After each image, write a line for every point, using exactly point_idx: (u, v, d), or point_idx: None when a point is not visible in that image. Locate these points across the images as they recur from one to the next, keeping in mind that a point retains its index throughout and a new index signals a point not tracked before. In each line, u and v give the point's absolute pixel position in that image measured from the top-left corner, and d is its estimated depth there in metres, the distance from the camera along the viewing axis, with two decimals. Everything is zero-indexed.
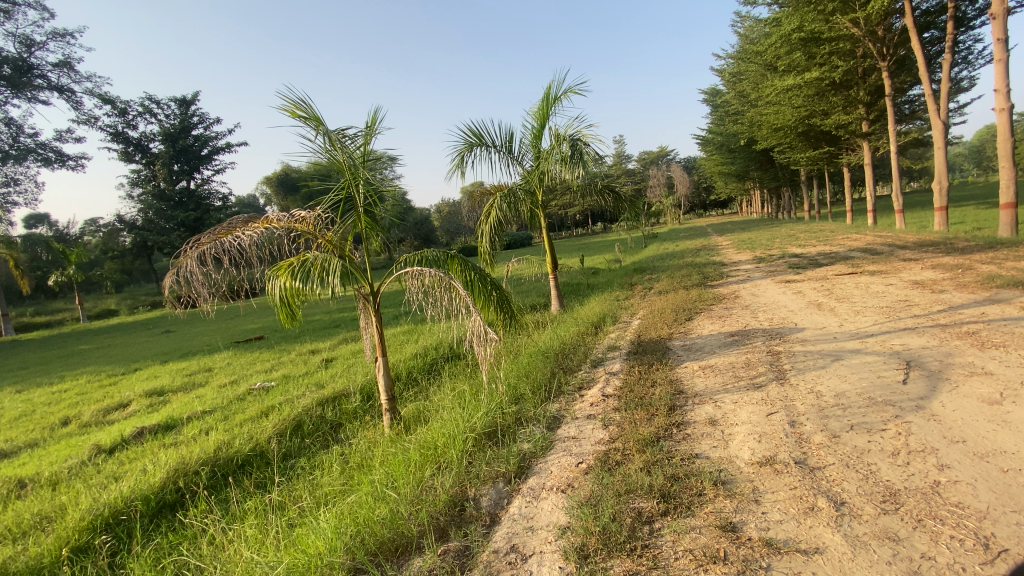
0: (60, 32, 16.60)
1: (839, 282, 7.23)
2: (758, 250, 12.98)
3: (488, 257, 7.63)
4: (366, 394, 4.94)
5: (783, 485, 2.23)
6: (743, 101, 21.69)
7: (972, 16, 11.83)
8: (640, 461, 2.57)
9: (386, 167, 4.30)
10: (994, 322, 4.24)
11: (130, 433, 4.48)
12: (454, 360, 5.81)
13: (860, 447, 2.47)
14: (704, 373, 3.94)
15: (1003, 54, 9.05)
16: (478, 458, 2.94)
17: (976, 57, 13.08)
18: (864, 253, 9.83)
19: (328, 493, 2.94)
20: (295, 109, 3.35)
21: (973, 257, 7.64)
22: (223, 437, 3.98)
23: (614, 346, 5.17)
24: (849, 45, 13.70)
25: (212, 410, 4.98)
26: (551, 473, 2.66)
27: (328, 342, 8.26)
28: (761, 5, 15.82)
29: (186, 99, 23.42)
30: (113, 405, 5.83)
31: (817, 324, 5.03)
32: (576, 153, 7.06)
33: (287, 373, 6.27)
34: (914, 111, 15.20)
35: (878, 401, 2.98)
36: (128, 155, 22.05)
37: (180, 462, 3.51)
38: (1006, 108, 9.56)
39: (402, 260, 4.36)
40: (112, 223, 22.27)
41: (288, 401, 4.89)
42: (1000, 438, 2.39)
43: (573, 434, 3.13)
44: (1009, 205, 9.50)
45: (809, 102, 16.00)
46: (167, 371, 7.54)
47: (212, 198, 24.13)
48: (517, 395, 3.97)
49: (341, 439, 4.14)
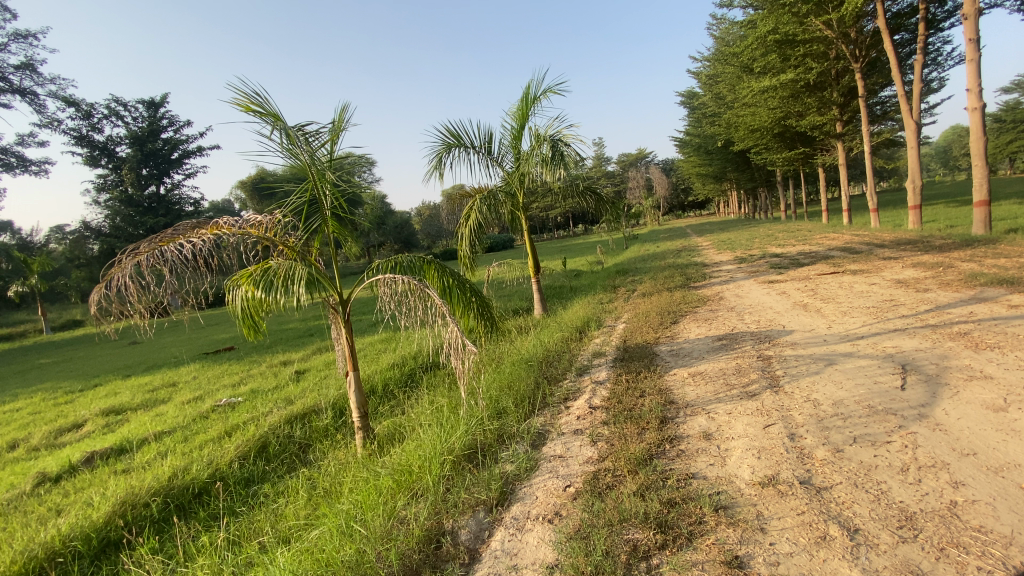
0: (24, 32, 15.89)
1: (822, 282, 7.19)
2: (738, 250, 13.04)
3: (468, 261, 7.36)
4: (339, 409, 4.66)
5: (789, 510, 2.04)
6: (719, 104, 21.83)
7: (942, 19, 12.05)
8: (633, 485, 2.36)
9: (358, 167, 4.04)
10: (985, 322, 4.15)
11: (80, 458, 4.11)
12: (433, 370, 5.57)
13: (866, 463, 2.30)
14: (694, 381, 3.76)
15: (974, 54, 9.18)
16: (457, 483, 2.68)
17: (946, 58, 13.35)
18: (843, 252, 9.87)
19: (292, 526, 2.66)
20: (248, 103, 3.04)
21: (951, 254, 7.68)
22: (179, 462, 3.67)
23: (600, 352, 4.97)
24: (822, 47, 13.85)
25: (172, 430, 4.62)
26: (536, 499, 2.43)
27: (301, 352, 7.90)
28: (737, 8, 15.91)
29: (155, 102, 22.70)
30: (67, 426, 5.42)
31: (805, 326, 4.92)
32: (557, 154, 6.86)
33: (255, 388, 5.90)
34: (886, 112, 15.48)
35: (879, 410, 2.83)
36: (93, 159, 21.25)
37: (128, 493, 3.19)
38: (978, 107, 9.71)
39: (375, 265, 4.06)
40: (78, 230, 21.38)
41: (255, 419, 4.57)
42: (1011, 449, 2.26)
43: (559, 452, 2.91)
44: (982, 203, 9.62)
45: (784, 104, 16.14)
46: (127, 387, 7.07)
47: (184, 203, 23.49)
48: (499, 409, 3.72)
49: (309, 461, 3.85)
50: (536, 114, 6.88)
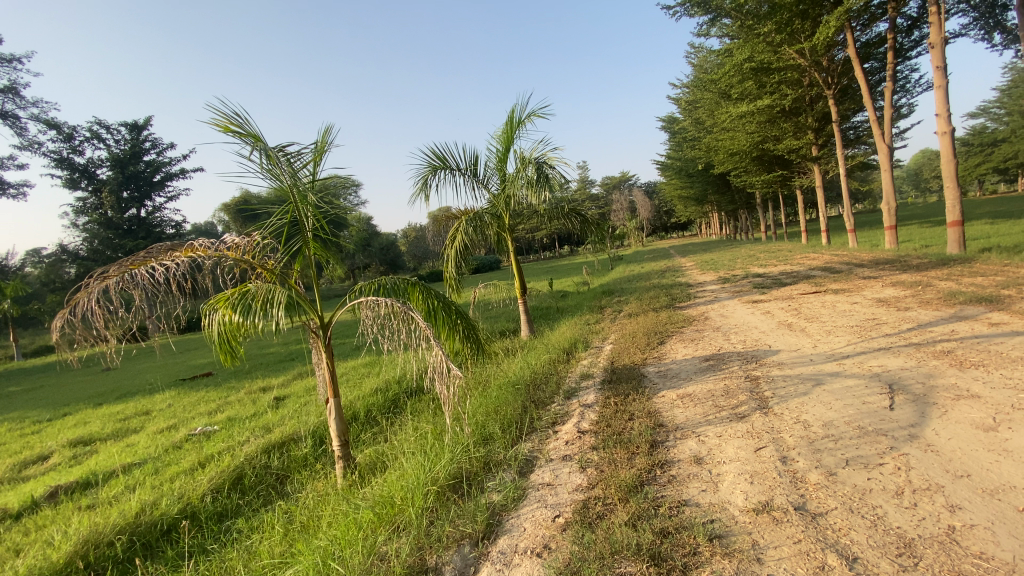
0: (7, 56, 15.77)
1: (805, 301, 7.24)
2: (721, 270, 13.19)
3: (453, 282, 7.28)
4: (318, 438, 4.49)
5: (784, 538, 1.98)
6: (699, 128, 22.35)
7: (909, 47, 12.56)
8: (625, 514, 2.27)
9: (342, 189, 4.01)
10: (967, 340, 4.20)
11: (42, 493, 3.88)
12: (418, 395, 5.43)
13: (860, 487, 2.25)
14: (683, 403, 3.71)
15: (942, 81, 9.55)
16: (442, 516, 2.56)
17: (914, 85, 13.92)
18: (824, 272, 10.02)
19: (266, 565, 2.51)
20: (227, 124, 2.98)
21: (929, 273, 7.82)
22: (149, 496, 3.49)
23: (587, 374, 4.91)
24: (796, 74, 14.34)
25: (142, 462, 4.42)
26: (524, 531, 2.33)
27: (281, 378, 7.68)
28: (715, 37, 16.41)
29: (138, 124, 22.54)
30: (31, 458, 5.14)
31: (791, 346, 4.91)
32: (542, 177, 6.90)
33: (232, 416, 5.68)
34: (859, 136, 15.99)
35: (869, 431, 2.80)
36: (73, 182, 20.92)
37: (90, 531, 2.99)
38: (948, 131, 10.04)
39: (357, 287, 3.95)
40: (55, 253, 20.88)
41: (230, 448, 4.39)
42: (1004, 470, 2.23)
43: (548, 480, 2.81)
44: (956, 224, 9.89)
45: (761, 128, 16.60)
46: (98, 416, 6.77)
47: (165, 225, 23.17)
48: (485, 434, 3.63)
49: (286, 494, 3.68)
50: (520, 137, 6.92)
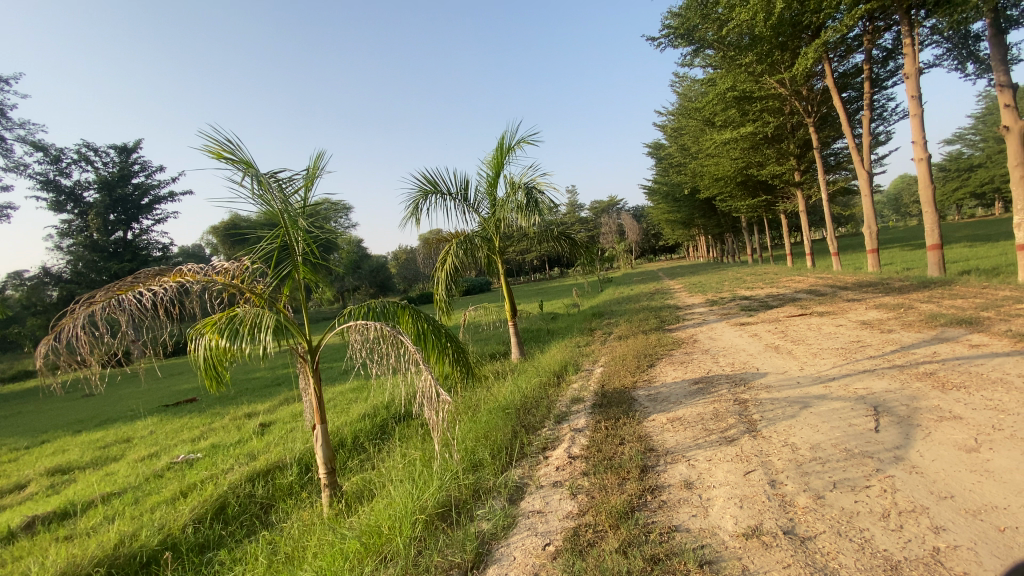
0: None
1: (792, 324, 7.34)
2: (709, 293, 13.34)
3: (444, 305, 7.28)
4: (304, 465, 4.42)
5: (774, 563, 1.98)
6: (685, 154, 22.86)
7: (885, 78, 13.09)
8: (616, 541, 2.26)
9: (334, 214, 4.04)
10: (949, 362, 4.28)
11: (17, 524, 3.75)
12: (406, 421, 5.37)
13: (848, 510, 2.27)
14: (673, 427, 3.71)
15: (917, 109, 9.93)
16: (430, 545, 2.53)
17: (890, 113, 14.45)
18: (809, 294, 10.18)
19: None
20: (220, 150, 3.02)
21: (911, 296, 7.98)
22: (128, 527, 3.39)
23: (578, 398, 4.89)
24: (777, 103, 14.84)
25: (122, 491, 4.29)
26: (514, 560, 2.30)
27: (267, 404, 7.55)
28: (698, 67, 16.98)
29: (127, 147, 22.52)
30: (6, 488, 4.98)
31: (778, 369, 4.96)
32: (531, 202, 7.01)
33: (216, 443, 5.56)
34: (840, 162, 16.46)
35: (855, 453, 2.83)
36: (59, 204, 20.73)
37: (68, 563, 2.90)
38: (924, 157, 10.39)
39: (347, 311, 3.94)
40: (37, 276, 20.51)
41: (213, 477, 4.30)
42: (987, 491, 2.26)
43: (538, 508, 2.78)
44: (936, 247, 10.13)
45: (745, 154, 17.04)
46: (76, 444, 6.58)
47: (152, 248, 22.95)
48: (475, 461, 3.59)
49: (270, 523, 3.60)
50: (510, 163, 7.04)
